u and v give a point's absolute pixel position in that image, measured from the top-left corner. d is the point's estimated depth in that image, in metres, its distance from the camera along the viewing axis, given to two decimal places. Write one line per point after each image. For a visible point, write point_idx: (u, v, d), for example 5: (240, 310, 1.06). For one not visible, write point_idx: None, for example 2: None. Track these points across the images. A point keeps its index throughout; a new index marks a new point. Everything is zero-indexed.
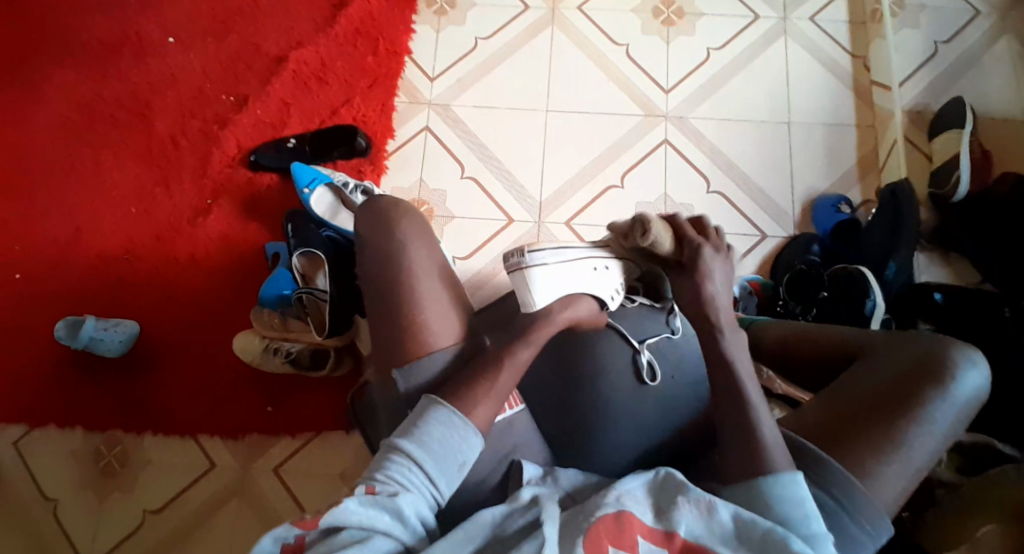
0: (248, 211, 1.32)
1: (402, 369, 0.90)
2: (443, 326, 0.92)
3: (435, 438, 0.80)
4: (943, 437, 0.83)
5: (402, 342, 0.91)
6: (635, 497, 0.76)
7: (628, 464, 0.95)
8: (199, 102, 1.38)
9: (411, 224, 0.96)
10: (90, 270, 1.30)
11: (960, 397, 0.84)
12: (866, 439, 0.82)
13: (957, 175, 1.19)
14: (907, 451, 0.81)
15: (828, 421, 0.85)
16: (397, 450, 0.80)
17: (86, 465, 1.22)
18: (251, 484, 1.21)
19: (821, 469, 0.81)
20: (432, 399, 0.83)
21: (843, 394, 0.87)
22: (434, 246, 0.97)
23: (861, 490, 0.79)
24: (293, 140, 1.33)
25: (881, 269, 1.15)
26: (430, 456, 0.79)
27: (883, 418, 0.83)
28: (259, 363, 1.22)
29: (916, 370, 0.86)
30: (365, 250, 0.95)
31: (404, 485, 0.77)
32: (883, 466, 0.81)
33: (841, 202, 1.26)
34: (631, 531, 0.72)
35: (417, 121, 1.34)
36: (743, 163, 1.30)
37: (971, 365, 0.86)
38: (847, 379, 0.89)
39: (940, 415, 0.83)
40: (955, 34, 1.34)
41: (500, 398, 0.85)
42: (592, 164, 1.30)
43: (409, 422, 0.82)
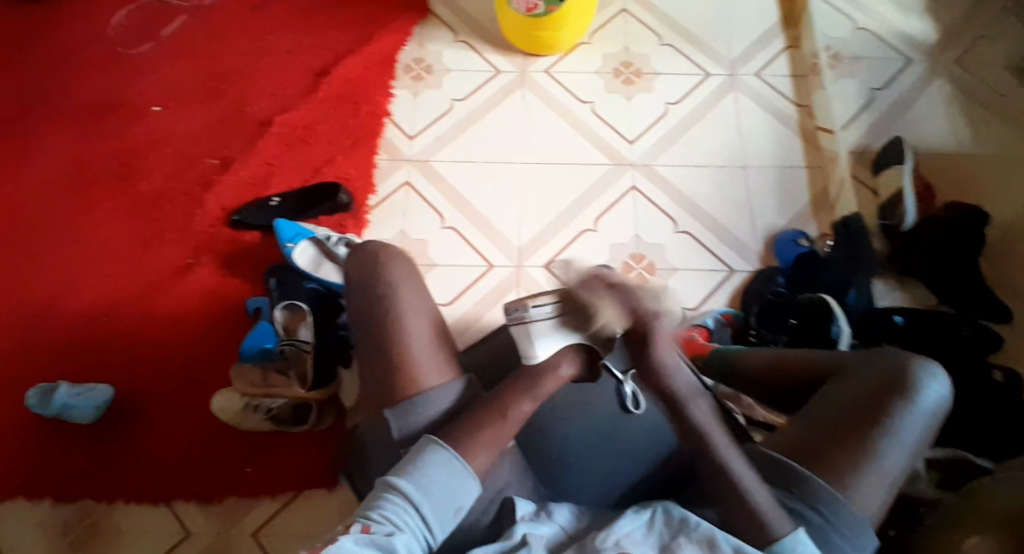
0: (231, 268, 1.34)
1: (395, 408, 0.89)
2: (436, 365, 0.92)
3: (433, 479, 0.81)
4: (914, 447, 0.87)
5: (394, 381, 0.91)
6: (634, 539, 0.78)
7: (615, 498, 0.96)
8: (182, 165, 1.41)
9: (397, 268, 1.00)
10: (68, 333, 1.28)
11: (927, 407, 0.89)
12: (841, 453, 0.86)
13: (903, 206, 1.28)
14: (881, 465, 0.85)
15: (806, 439, 0.89)
16: (394, 488, 0.80)
17: (58, 536, 1.17)
18: (230, 548, 1.17)
19: (801, 486, 0.84)
20: (431, 440, 0.84)
21: (820, 412, 0.91)
22: (420, 287, 1.00)
23: (842, 503, 0.83)
24: (276, 199, 1.36)
25: (842, 296, 1.23)
26: (427, 497, 0.79)
27: (857, 433, 0.87)
28: (238, 422, 1.21)
29: (884, 385, 0.90)
30: (354, 296, 0.99)
31: (399, 525, 0.77)
32: (862, 480, 0.84)
33: (799, 237, 1.33)
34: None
35: (398, 176, 1.39)
36: (707, 205, 1.38)
37: (933, 378, 0.91)
38: (820, 398, 0.93)
39: (910, 427, 0.87)
40: (889, 82, 1.47)
41: (499, 446, 0.85)
42: (566, 211, 1.36)
43: (407, 460, 0.83)
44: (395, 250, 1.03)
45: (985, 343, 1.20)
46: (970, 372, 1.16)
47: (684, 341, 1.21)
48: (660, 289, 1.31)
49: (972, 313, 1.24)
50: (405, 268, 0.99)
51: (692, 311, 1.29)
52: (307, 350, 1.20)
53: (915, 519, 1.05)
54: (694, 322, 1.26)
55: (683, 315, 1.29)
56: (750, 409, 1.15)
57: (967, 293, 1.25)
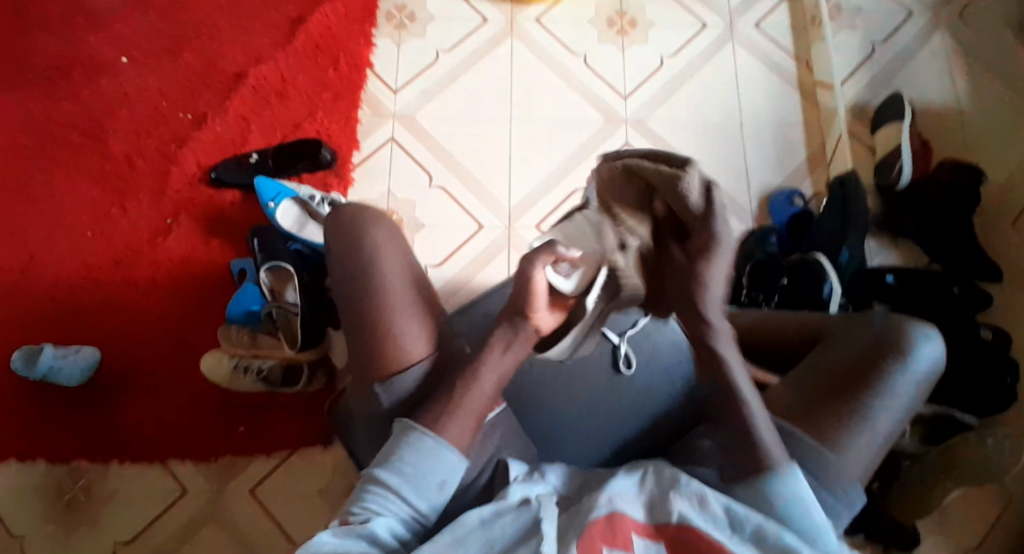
0: (212, 229, 1.30)
1: (380, 381, 0.85)
2: (418, 335, 0.87)
3: (411, 463, 0.78)
4: (906, 406, 0.88)
5: (377, 353, 0.86)
6: (626, 497, 0.73)
7: (609, 457, 0.95)
8: (157, 120, 1.36)
9: (382, 231, 0.93)
10: (48, 296, 1.26)
11: (920, 368, 0.89)
12: (834, 413, 0.86)
13: (898, 163, 1.26)
14: (872, 423, 0.86)
15: (798, 398, 0.90)
16: (374, 478, 0.78)
17: (48, 500, 1.17)
18: (227, 507, 1.19)
19: (792, 442, 0.85)
20: (407, 424, 0.80)
21: (813, 372, 0.91)
22: (405, 251, 0.93)
23: (834, 460, 0.84)
24: (255, 155, 1.31)
25: (836, 255, 1.21)
26: (407, 481, 0.77)
27: (851, 393, 0.87)
28: (227, 384, 1.20)
29: (878, 348, 0.90)
30: (337, 264, 0.92)
31: (380, 511, 0.75)
32: (854, 440, 0.85)
33: (793, 195, 1.32)
34: (625, 530, 0.69)
35: (382, 132, 1.35)
36: (702, 163, 1.35)
37: (928, 341, 0.91)
38: (815, 359, 0.94)
39: (902, 390, 0.88)
40: (888, 35, 1.43)
41: (475, 410, 0.81)
42: (558, 169, 1.33)
43: (387, 448, 0.80)
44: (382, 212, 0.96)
45: (973, 304, 1.21)
46: (960, 334, 1.18)
47: None
48: None
49: (964, 273, 1.24)
50: (388, 232, 0.92)
51: None
52: (294, 314, 1.18)
53: (898, 471, 1.12)
54: None
55: None
56: None
57: (960, 253, 1.25)
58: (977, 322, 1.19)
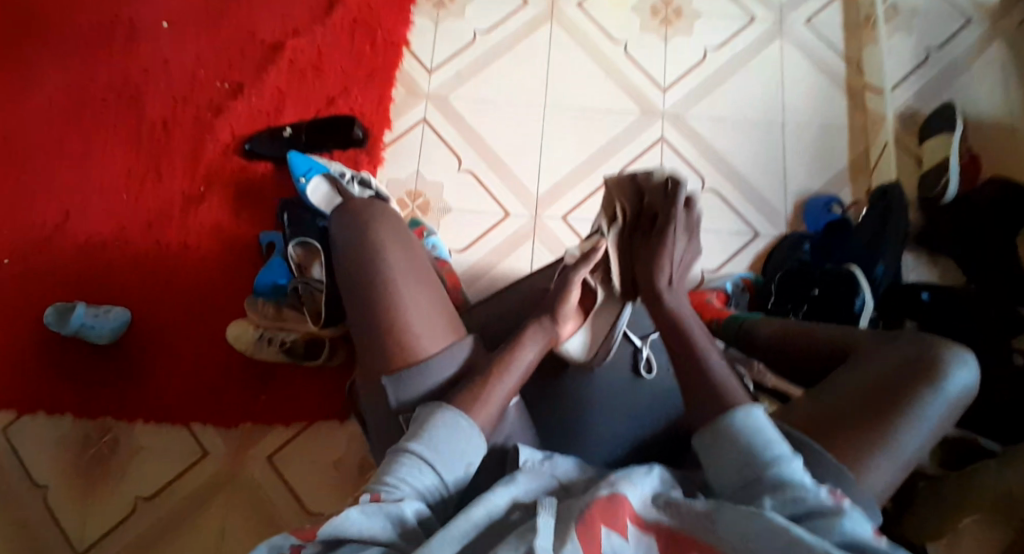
0: (244, 198, 1.31)
1: (391, 375, 0.85)
2: (428, 331, 0.88)
3: (444, 440, 0.78)
4: (934, 430, 0.85)
5: (386, 348, 0.87)
6: (631, 482, 0.67)
7: (622, 454, 0.92)
8: (194, 88, 1.36)
9: (386, 227, 0.95)
10: (82, 256, 1.28)
11: (952, 394, 0.86)
12: (861, 433, 0.84)
13: (945, 176, 1.22)
14: (898, 445, 0.84)
15: (823, 413, 0.87)
16: (407, 453, 0.77)
17: (76, 454, 1.22)
18: (245, 471, 1.22)
19: (813, 459, 0.83)
20: (437, 404, 0.82)
21: (841, 389, 0.89)
22: (410, 249, 0.95)
23: (855, 480, 0.81)
24: (289, 129, 1.31)
25: (870, 268, 1.17)
26: (439, 456, 0.77)
27: (878, 413, 0.85)
28: (252, 352, 1.22)
29: (910, 368, 0.88)
30: (346, 258, 0.94)
31: (413, 485, 0.74)
32: (875, 459, 0.82)
33: (832, 203, 1.28)
34: (621, 515, 0.63)
35: (415, 112, 1.34)
36: (738, 163, 1.31)
37: (963, 368, 0.88)
38: (842, 375, 0.91)
39: (933, 412, 0.85)
40: (946, 40, 1.37)
41: (504, 397, 0.85)
42: (589, 160, 1.31)
43: (415, 428, 0.80)
44: (385, 209, 0.98)
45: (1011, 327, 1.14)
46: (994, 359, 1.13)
47: (702, 306, 1.20)
48: None
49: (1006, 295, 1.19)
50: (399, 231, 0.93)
51: (709, 273, 1.27)
52: (318, 290, 1.17)
53: (914, 493, 1.08)
54: (712, 285, 1.24)
55: (699, 276, 1.27)
56: (759, 374, 1.11)
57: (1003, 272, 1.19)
58: (1015, 348, 1.14)
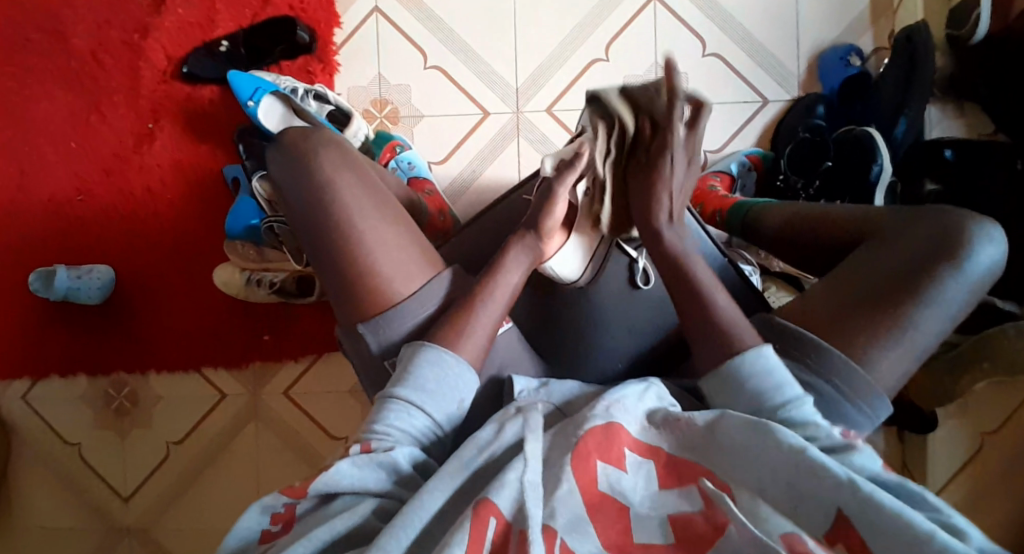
0: (197, 130, 1.18)
1: (367, 324, 0.77)
2: (399, 271, 0.77)
3: (430, 379, 0.73)
4: (953, 313, 0.77)
5: (358, 298, 0.78)
6: (624, 405, 0.67)
7: (622, 368, 0.90)
8: (108, 3, 1.17)
9: (330, 158, 0.80)
10: (45, 217, 1.20)
11: (975, 271, 0.77)
12: (870, 325, 0.76)
13: (976, 11, 1.05)
14: (911, 333, 0.76)
15: (831, 307, 0.79)
16: (392, 397, 0.72)
17: (100, 409, 1.25)
18: (265, 406, 1.24)
19: (817, 357, 0.77)
20: (418, 340, 0.75)
21: (852, 274, 0.80)
22: (364, 172, 0.81)
23: (861, 376, 0.75)
24: (225, 43, 1.14)
25: (891, 127, 1.07)
26: (428, 399, 0.72)
27: (892, 302, 0.77)
28: (245, 295, 1.18)
29: (931, 246, 0.78)
30: (292, 199, 0.80)
31: (402, 432, 0.70)
32: (886, 352, 0.76)
33: (851, 54, 1.13)
34: (618, 447, 0.64)
35: (364, 1, 1.15)
36: (745, 18, 1.14)
37: (989, 239, 0.78)
38: (854, 256, 0.82)
39: (952, 294, 0.77)
40: None
41: (488, 331, 0.77)
42: (572, 36, 1.14)
43: (400, 368, 0.75)
44: (322, 132, 0.82)
45: None
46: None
47: (706, 194, 1.11)
48: None
49: None
50: (343, 158, 0.79)
51: (713, 154, 1.16)
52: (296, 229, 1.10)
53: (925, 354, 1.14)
54: (716, 167, 1.14)
55: (703, 157, 1.16)
56: (767, 260, 1.17)
57: None
58: None
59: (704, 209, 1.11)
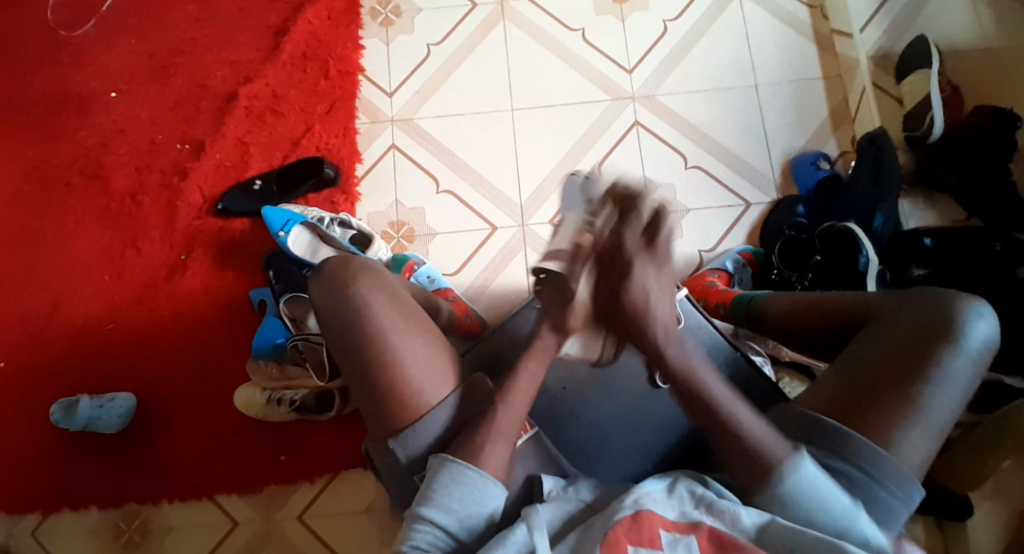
0: (227, 258, 1.28)
1: (397, 438, 0.79)
2: (428, 378, 0.80)
3: (454, 497, 0.73)
4: (961, 392, 0.77)
5: (392, 405, 0.79)
6: (655, 497, 0.72)
7: (651, 469, 0.88)
8: (153, 154, 1.33)
9: (365, 279, 0.83)
10: (75, 345, 1.26)
11: (973, 351, 0.78)
12: (886, 409, 0.76)
13: (929, 114, 1.18)
14: (926, 414, 0.76)
15: (844, 394, 0.79)
16: (418, 516, 0.73)
17: (107, 543, 1.19)
18: (279, 532, 1.19)
19: (841, 442, 0.76)
20: (443, 459, 0.76)
21: (861, 361, 0.80)
22: (394, 293, 0.84)
23: (888, 459, 0.74)
24: (259, 181, 1.28)
25: (869, 221, 1.15)
26: (451, 516, 0.73)
27: (900, 385, 0.77)
28: (264, 416, 1.18)
29: (924, 332, 0.79)
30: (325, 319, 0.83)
31: (428, 551, 0.72)
32: (905, 434, 0.75)
33: (820, 158, 1.25)
34: (652, 529, 0.68)
35: (382, 139, 1.30)
36: (719, 135, 1.28)
37: (980, 317, 0.79)
38: (857, 346, 0.82)
39: (955, 374, 0.77)
40: None
41: (514, 431, 0.78)
42: (568, 156, 1.28)
43: (425, 484, 0.75)
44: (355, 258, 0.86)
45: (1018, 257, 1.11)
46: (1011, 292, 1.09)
47: (706, 290, 1.16)
48: None
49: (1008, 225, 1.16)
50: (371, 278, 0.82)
51: (708, 252, 1.24)
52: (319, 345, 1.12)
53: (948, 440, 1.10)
54: (712, 266, 1.21)
55: (700, 257, 1.24)
56: (776, 349, 1.12)
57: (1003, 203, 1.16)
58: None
59: (707, 302, 1.14)
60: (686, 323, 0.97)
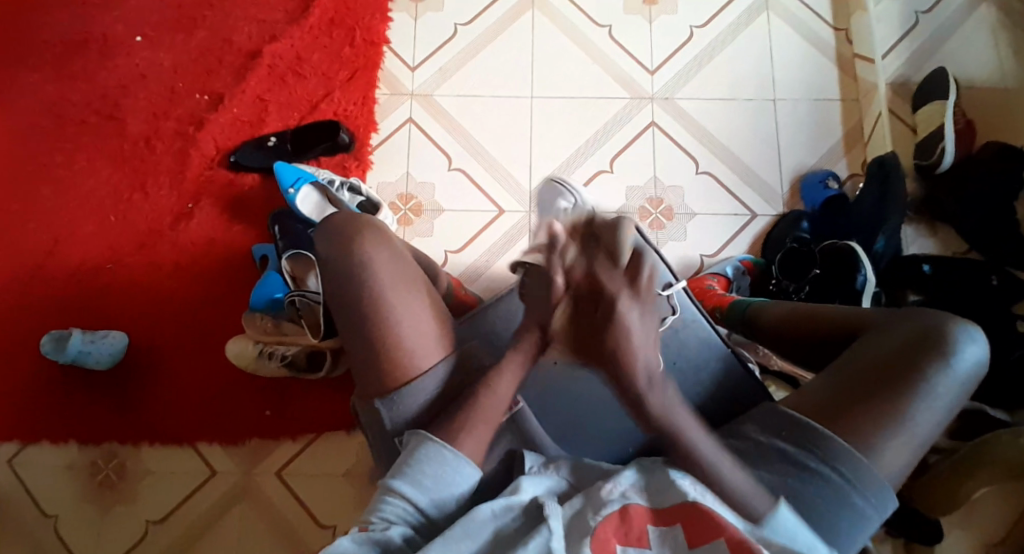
0: (234, 211, 1.28)
1: (383, 399, 0.80)
2: (422, 343, 0.81)
3: (427, 473, 0.75)
4: (945, 408, 0.77)
5: (382, 368, 0.80)
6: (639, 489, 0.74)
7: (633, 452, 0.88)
8: (172, 101, 1.34)
9: (371, 238, 0.84)
10: (73, 281, 1.26)
11: (962, 370, 0.78)
12: (870, 415, 0.76)
13: (941, 144, 1.20)
14: (909, 425, 0.76)
15: (829, 397, 0.79)
16: (390, 487, 0.74)
17: (83, 480, 1.19)
18: (256, 487, 1.19)
19: (823, 444, 0.76)
20: (420, 435, 0.77)
21: (849, 368, 0.80)
22: (398, 254, 0.84)
23: (867, 465, 0.75)
24: (273, 139, 1.29)
25: (870, 242, 1.17)
26: (424, 492, 0.74)
27: (885, 396, 0.77)
28: (254, 368, 1.19)
29: (917, 346, 0.79)
30: (329, 274, 0.83)
31: (396, 520, 0.73)
32: (886, 442, 0.76)
33: (829, 177, 1.26)
34: (639, 524, 0.70)
35: (400, 112, 1.32)
36: (732, 144, 1.30)
37: (971, 339, 0.79)
38: (849, 353, 0.82)
39: (942, 389, 0.77)
40: (934, 5, 1.34)
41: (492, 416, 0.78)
42: (581, 148, 1.29)
43: (401, 460, 0.77)
44: (368, 216, 0.87)
45: (1012, 294, 1.13)
46: (1003, 326, 1.11)
47: (705, 292, 1.17)
48: (677, 235, 1.26)
49: (1006, 262, 1.17)
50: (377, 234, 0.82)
51: (710, 258, 1.25)
52: (316, 303, 1.13)
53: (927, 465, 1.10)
54: (712, 270, 1.22)
55: (701, 261, 1.25)
56: (766, 358, 1.11)
57: (1004, 239, 1.17)
58: (1015, 315, 1.12)
59: (704, 305, 1.15)
60: (680, 314, 0.95)
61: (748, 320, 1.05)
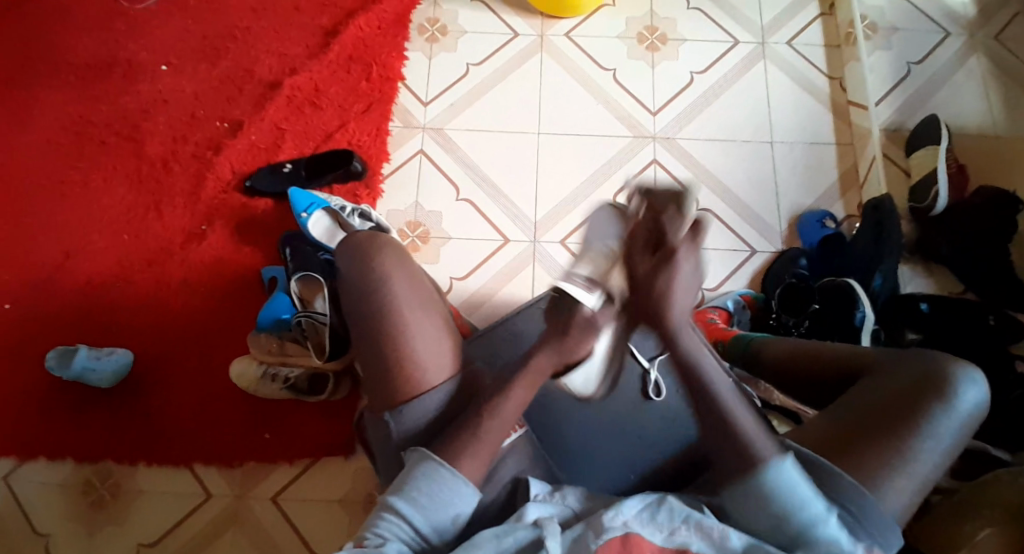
0: (245, 234, 1.31)
1: (393, 411, 0.81)
2: (435, 359, 0.83)
3: (424, 492, 0.74)
4: (947, 449, 0.78)
5: (392, 381, 0.82)
6: (642, 519, 0.71)
7: (635, 479, 0.91)
8: (192, 127, 1.38)
9: (389, 255, 0.86)
10: (82, 297, 1.28)
11: (962, 412, 0.79)
12: (872, 453, 0.77)
13: (935, 187, 1.24)
14: (912, 463, 0.77)
15: (833, 433, 0.81)
16: (387, 506, 0.74)
17: (76, 499, 1.18)
18: (251, 511, 1.18)
19: (828, 480, 0.77)
20: (421, 453, 0.76)
21: (852, 407, 0.82)
22: (414, 274, 0.87)
23: (872, 502, 0.74)
24: (289, 165, 1.33)
25: (868, 280, 1.18)
26: (420, 511, 0.73)
27: (888, 432, 0.78)
28: (255, 389, 1.19)
29: (918, 387, 0.80)
30: (347, 287, 0.86)
31: (392, 538, 0.72)
32: (890, 479, 0.76)
33: (825, 217, 1.30)
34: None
35: (412, 144, 1.36)
36: (732, 182, 1.34)
37: (971, 381, 0.81)
38: (851, 393, 0.84)
39: (942, 429, 0.78)
40: (925, 57, 1.41)
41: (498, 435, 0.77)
42: (583, 184, 1.33)
43: (401, 477, 0.76)
44: (388, 236, 0.90)
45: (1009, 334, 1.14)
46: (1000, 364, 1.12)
47: (706, 325, 1.18)
48: None
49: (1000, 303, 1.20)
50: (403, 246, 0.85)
51: (710, 291, 1.28)
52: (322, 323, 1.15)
53: None
54: (713, 304, 1.24)
55: (702, 295, 1.28)
56: (767, 392, 1.02)
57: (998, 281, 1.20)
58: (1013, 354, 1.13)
59: (706, 337, 1.17)
60: None
61: (749, 357, 1.06)
